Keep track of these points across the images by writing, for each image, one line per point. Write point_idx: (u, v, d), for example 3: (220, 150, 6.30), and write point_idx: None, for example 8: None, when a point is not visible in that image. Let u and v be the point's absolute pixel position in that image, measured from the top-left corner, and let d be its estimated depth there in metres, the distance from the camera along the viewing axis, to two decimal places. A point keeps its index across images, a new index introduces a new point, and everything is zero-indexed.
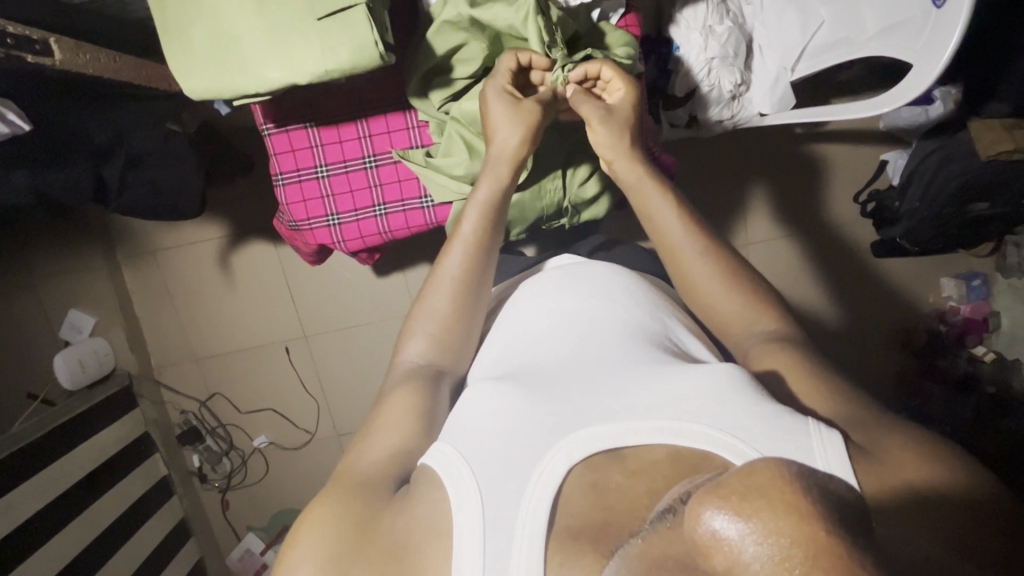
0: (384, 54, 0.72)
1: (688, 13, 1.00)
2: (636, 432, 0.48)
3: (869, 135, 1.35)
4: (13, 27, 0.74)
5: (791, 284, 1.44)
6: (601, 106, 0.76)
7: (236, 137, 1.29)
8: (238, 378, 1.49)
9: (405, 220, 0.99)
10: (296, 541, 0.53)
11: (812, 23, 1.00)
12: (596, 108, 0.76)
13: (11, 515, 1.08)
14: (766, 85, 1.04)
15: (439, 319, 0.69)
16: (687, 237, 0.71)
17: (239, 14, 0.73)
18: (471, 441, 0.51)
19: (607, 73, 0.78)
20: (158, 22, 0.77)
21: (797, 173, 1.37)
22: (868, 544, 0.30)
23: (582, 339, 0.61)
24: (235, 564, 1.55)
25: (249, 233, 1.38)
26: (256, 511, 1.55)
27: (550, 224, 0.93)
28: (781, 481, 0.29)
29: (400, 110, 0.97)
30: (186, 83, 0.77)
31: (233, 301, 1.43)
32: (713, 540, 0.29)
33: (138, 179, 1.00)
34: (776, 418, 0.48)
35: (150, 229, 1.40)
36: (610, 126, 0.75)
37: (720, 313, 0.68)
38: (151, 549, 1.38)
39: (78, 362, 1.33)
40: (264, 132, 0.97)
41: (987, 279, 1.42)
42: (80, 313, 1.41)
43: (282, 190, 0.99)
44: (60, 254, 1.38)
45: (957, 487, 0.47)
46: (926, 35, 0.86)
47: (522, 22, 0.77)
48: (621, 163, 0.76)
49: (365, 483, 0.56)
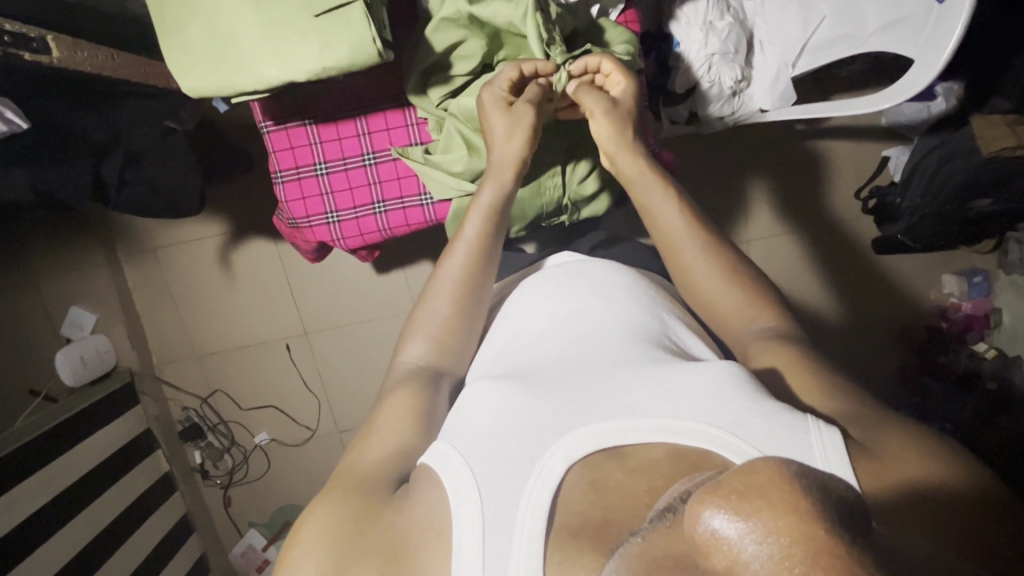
0: (383, 51, 0.72)
1: (689, 9, 1.00)
2: (635, 430, 0.48)
3: (870, 132, 1.34)
4: (10, 24, 0.74)
5: (792, 280, 1.44)
6: (603, 100, 0.75)
7: (235, 134, 1.29)
8: (240, 375, 1.49)
9: (405, 218, 0.99)
10: (297, 542, 0.53)
11: (813, 19, 0.99)
12: (600, 100, 0.75)
13: (12, 513, 1.08)
14: (766, 81, 1.03)
15: (440, 317, 0.69)
16: (687, 233, 0.70)
17: (238, 12, 0.73)
18: (470, 439, 0.51)
19: (607, 67, 0.77)
20: (157, 21, 0.77)
21: (797, 170, 1.37)
22: (868, 545, 0.30)
23: (581, 338, 0.61)
24: (238, 560, 1.55)
25: (249, 230, 1.38)
26: (258, 507, 1.56)
27: (550, 221, 0.93)
28: (780, 481, 0.29)
29: (400, 107, 0.96)
30: (185, 80, 0.77)
31: (233, 298, 1.44)
32: (713, 539, 0.29)
33: (137, 178, 0.99)
34: (776, 416, 0.48)
35: (150, 227, 1.40)
36: (613, 120, 0.75)
37: (720, 310, 0.68)
38: (153, 545, 1.38)
39: (80, 359, 1.33)
40: (264, 129, 0.96)
41: (989, 276, 1.41)
42: (80, 310, 1.41)
43: (281, 187, 0.98)
44: (61, 252, 1.39)
45: (955, 483, 0.47)
46: (928, 30, 0.87)
47: (521, 19, 0.77)
48: (623, 156, 0.75)
49: (364, 483, 0.56)
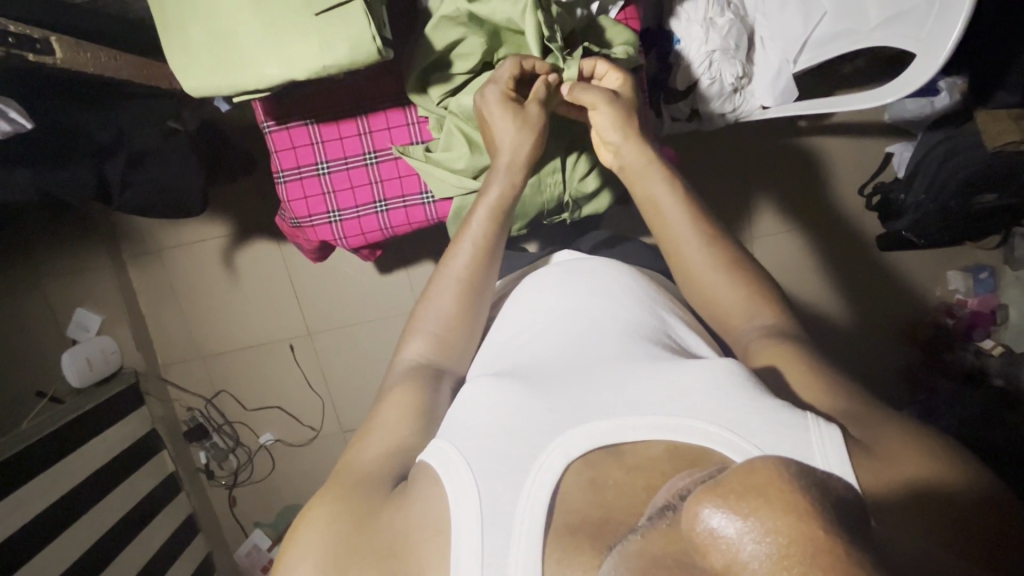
0: (382, 48, 0.71)
1: (688, 6, 0.99)
2: (633, 428, 0.48)
3: (873, 127, 1.33)
4: (13, 26, 0.75)
5: (796, 279, 1.43)
6: (609, 94, 0.75)
7: (236, 136, 1.29)
8: (245, 375, 1.50)
9: (406, 216, 0.99)
10: (296, 542, 0.53)
11: (814, 14, 0.99)
12: (602, 92, 0.76)
13: (17, 514, 1.08)
14: (766, 78, 1.02)
15: (441, 317, 0.69)
16: (690, 229, 0.70)
17: (238, 11, 0.74)
18: (469, 438, 0.51)
19: (602, 69, 0.79)
20: (160, 22, 0.78)
21: (800, 167, 1.36)
22: (866, 544, 0.29)
23: (580, 336, 0.61)
24: (243, 560, 1.56)
25: (253, 231, 1.38)
26: (264, 506, 1.57)
27: (551, 219, 0.92)
28: (780, 481, 0.29)
29: (400, 106, 0.96)
30: (187, 80, 0.78)
31: (238, 299, 1.44)
32: (711, 538, 0.29)
33: (140, 178, 0.99)
34: (776, 413, 0.48)
35: (154, 229, 1.41)
36: (615, 109, 0.75)
37: (720, 306, 0.67)
38: (160, 545, 1.38)
39: (86, 361, 1.34)
40: (265, 129, 0.97)
41: (995, 272, 1.40)
42: (86, 312, 1.42)
43: (283, 187, 0.99)
44: (68, 254, 1.40)
45: (955, 484, 0.47)
46: (929, 25, 0.85)
47: (520, 15, 0.78)
48: (628, 146, 0.75)
49: (363, 481, 0.56)
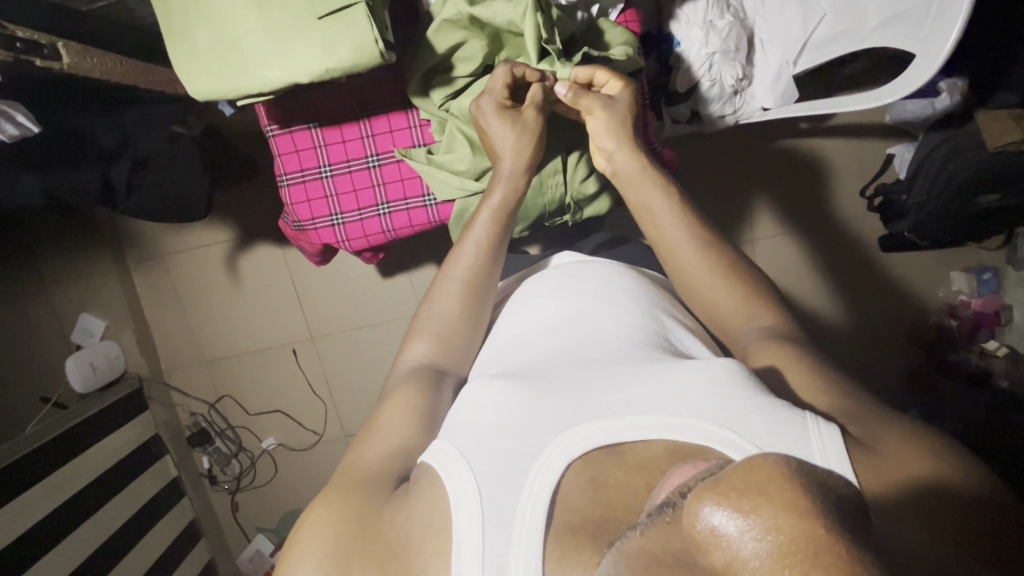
0: (384, 52, 0.72)
1: (688, 8, 1.00)
2: (633, 428, 0.48)
3: (874, 129, 1.34)
4: (20, 31, 0.75)
5: (798, 281, 1.42)
6: (602, 97, 0.76)
7: (238, 141, 1.30)
8: (248, 380, 1.50)
9: (408, 219, 0.99)
10: (299, 541, 0.53)
11: (814, 15, 1.00)
12: (598, 97, 0.76)
13: (21, 518, 1.08)
14: (767, 79, 1.03)
15: (443, 319, 0.69)
16: (688, 231, 0.70)
17: (241, 16, 0.74)
18: (470, 438, 0.51)
19: (601, 77, 0.78)
20: (164, 26, 0.79)
21: (801, 170, 1.36)
22: (866, 539, 0.29)
23: (580, 339, 0.61)
24: (246, 564, 1.56)
25: (255, 235, 1.39)
26: (266, 511, 1.56)
27: (553, 221, 0.92)
28: (781, 479, 0.29)
29: (401, 111, 0.97)
30: (191, 84, 0.78)
31: (241, 303, 1.45)
32: (712, 535, 0.28)
33: (145, 181, 1.00)
34: (775, 412, 0.48)
35: (158, 234, 1.41)
36: (611, 114, 0.76)
37: (719, 309, 0.67)
38: (162, 550, 1.38)
39: (89, 365, 1.34)
40: (269, 133, 0.98)
41: (998, 273, 1.40)
42: (91, 316, 1.43)
43: (287, 190, 1.00)
44: (72, 260, 1.41)
45: (958, 482, 0.46)
46: (929, 23, 0.85)
47: (520, 17, 0.77)
48: (621, 154, 0.75)
49: (366, 480, 0.56)
